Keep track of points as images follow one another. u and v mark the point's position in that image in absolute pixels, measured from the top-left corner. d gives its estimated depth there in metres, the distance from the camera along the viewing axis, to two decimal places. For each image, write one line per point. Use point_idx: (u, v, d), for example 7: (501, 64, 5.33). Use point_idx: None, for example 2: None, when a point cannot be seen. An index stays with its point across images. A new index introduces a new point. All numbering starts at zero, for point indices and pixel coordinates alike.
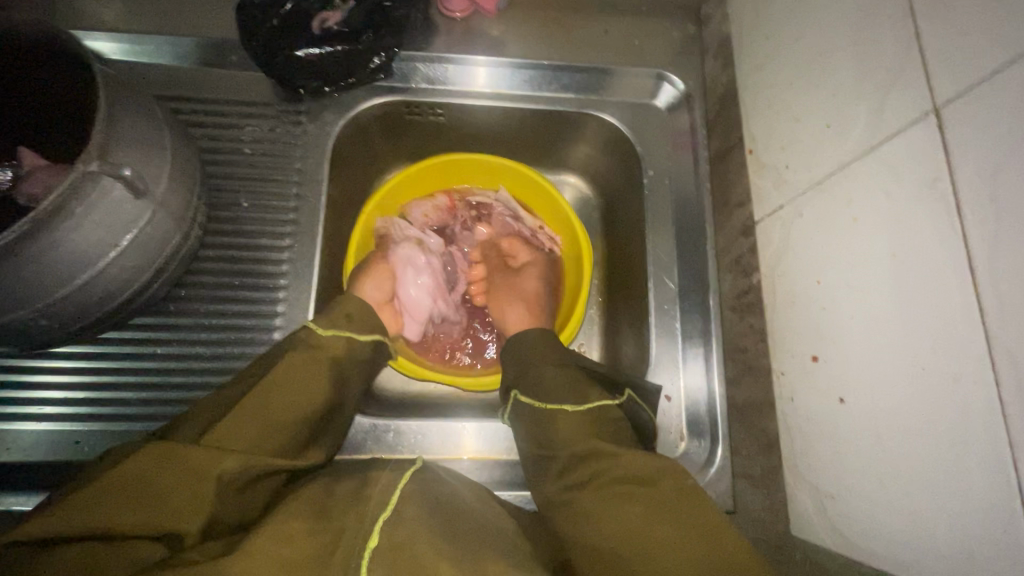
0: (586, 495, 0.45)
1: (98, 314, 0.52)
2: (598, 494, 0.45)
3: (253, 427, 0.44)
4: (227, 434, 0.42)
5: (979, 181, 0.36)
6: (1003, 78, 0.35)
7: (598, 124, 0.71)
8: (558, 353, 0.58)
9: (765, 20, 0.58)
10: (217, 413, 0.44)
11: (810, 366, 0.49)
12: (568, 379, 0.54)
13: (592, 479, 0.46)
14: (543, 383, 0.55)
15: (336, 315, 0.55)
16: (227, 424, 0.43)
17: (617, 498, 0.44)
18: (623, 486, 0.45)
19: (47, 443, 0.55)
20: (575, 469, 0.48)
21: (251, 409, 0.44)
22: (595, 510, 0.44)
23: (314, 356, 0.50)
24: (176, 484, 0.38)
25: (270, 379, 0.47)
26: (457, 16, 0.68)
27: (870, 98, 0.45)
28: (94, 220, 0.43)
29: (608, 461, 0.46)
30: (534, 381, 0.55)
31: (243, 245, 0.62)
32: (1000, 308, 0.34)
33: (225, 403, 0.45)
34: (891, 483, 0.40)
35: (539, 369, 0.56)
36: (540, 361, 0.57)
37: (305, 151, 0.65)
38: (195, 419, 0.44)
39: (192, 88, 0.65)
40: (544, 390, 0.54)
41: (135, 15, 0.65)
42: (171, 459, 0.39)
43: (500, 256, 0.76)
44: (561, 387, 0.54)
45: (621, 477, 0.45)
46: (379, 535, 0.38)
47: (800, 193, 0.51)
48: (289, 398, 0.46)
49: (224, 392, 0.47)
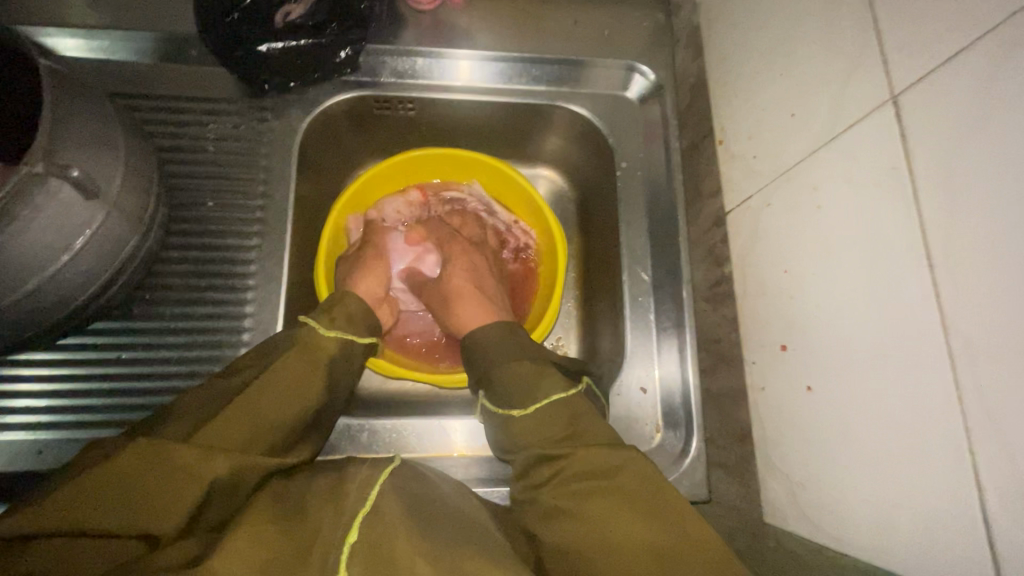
0: (551, 491, 0.46)
1: (53, 320, 0.50)
2: (564, 490, 0.45)
3: (244, 429, 0.43)
4: (217, 432, 0.42)
5: (933, 169, 0.36)
6: (956, 66, 0.35)
7: (570, 116, 0.70)
8: (517, 349, 0.57)
9: (732, 8, 0.58)
10: (210, 408, 0.43)
11: (779, 355, 0.49)
12: (530, 375, 0.54)
13: (555, 477, 0.46)
14: (499, 385, 0.54)
15: (332, 318, 0.54)
16: (217, 424, 0.42)
17: (576, 496, 0.44)
18: (586, 481, 0.45)
19: (8, 452, 0.53)
20: (536, 470, 0.48)
21: (241, 411, 0.43)
22: (562, 507, 0.44)
23: (308, 359, 0.49)
24: (159, 482, 0.38)
25: (264, 377, 0.46)
26: (423, 7, 0.66)
27: (833, 86, 0.45)
28: (43, 223, 0.42)
29: (570, 459, 0.46)
30: (495, 384, 0.55)
31: (209, 245, 0.61)
32: (956, 296, 0.34)
33: (218, 398, 0.44)
34: (855, 469, 0.41)
35: (496, 372, 0.55)
36: (500, 360, 0.56)
37: (270, 148, 0.64)
38: (183, 414, 0.43)
39: (152, 85, 0.63)
40: (506, 392, 0.53)
41: (90, 9, 0.63)
42: (155, 460, 0.38)
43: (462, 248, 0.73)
44: (519, 385, 0.53)
45: (581, 473, 0.45)
46: (357, 533, 0.37)
47: (768, 183, 0.51)
48: (278, 401, 0.45)
49: (211, 388, 0.46)
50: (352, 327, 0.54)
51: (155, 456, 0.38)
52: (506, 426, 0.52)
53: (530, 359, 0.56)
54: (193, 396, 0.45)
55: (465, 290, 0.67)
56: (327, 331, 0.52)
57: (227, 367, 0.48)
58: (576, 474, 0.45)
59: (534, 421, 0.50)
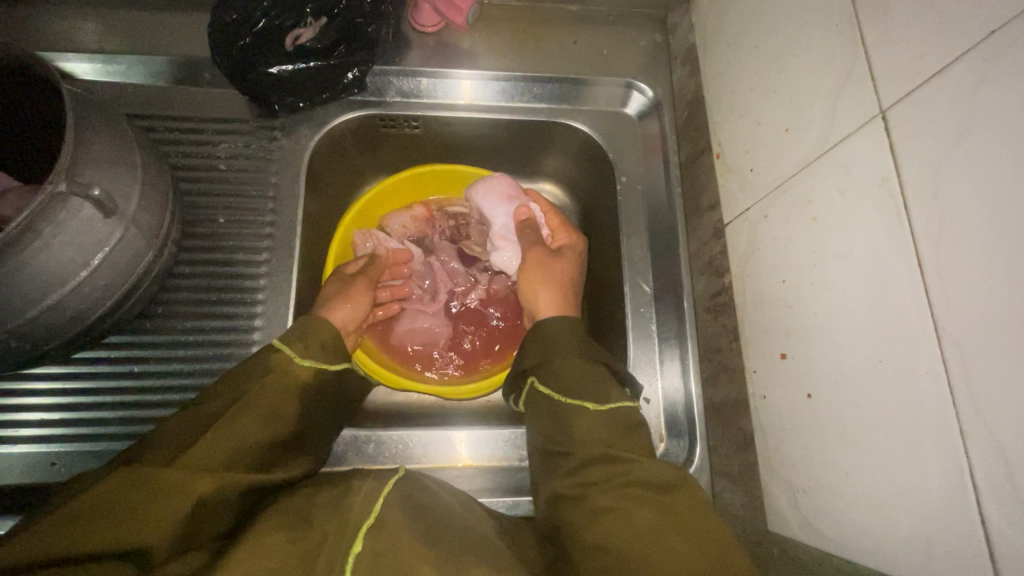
0: (600, 492, 0.45)
1: (70, 334, 0.51)
2: (614, 494, 0.45)
3: (228, 446, 0.43)
4: (198, 455, 0.42)
5: (922, 179, 0.37)
6: (940, 83, 0.37)
7: (571, 132, 0.72)
8: (585, 347, 0.57)
9: (727, 28, 0.60)
10: (190, 436, 0.43)
11: (779, 363, 0.50)
12: (595, 376, 0.54)
13: (606, 480, 0.46)
14: (566, 375, 0.54)
15: (307, 344, 0.53)
16: (196, 448, 0.42)
17: (626, 500, 0.44)
18: (632, 486, 0.45)
19: (22, 464, 0.55)
20: (587, 469, 0.48)
21: (223, 431, 0.43)
22: (612, 509, 0.44)
23: (286, 385, 0.49)
24: (153, 505, 0.38)
25: (244, 400, 0.46)
26: (428, 30, 0.69)
27: (824, 102, 0.46)
28: (64, 240, 0.44)
29: (626, 465, 0.47)
30: (556, 375, 0.54)
31: (220, 260, 0.62)
32: (948, 301, 0.35)
33: (199, 424, 0.44)
34: (856, 474, 0.41)
35: (563, 361, 0.55)
36: (567, 353, 0.56)
37: (280, 165, 0.65)
38: (166, 441, 0.43)
39: (167, 106, 0.66)
40: (570, 383, 0.53)
41: (108, 35, 0.66)
42: (143, 484, 0.39)
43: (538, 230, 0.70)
44: (587, 381, 0.53)
45: (632, 480, 0.45)
46: (361, 541, 0.38)
47: (764, 195, 0.53)
48: (259, 419, 0.46)
49: (190, 415, 0.45)
50: (324, 355, 0.53)
51: (139, 479, 0.39)
52: (560, 417, 0.52)
53: (595, 361, 0.55)
54: (177, 422, 0.45)
55: (563, 279, 0.66)
56: (303, 360, 0.52)
57: (228, 378, 0.49)
58: (629, 481, 0.45)
59: (598, 421, 0.50)
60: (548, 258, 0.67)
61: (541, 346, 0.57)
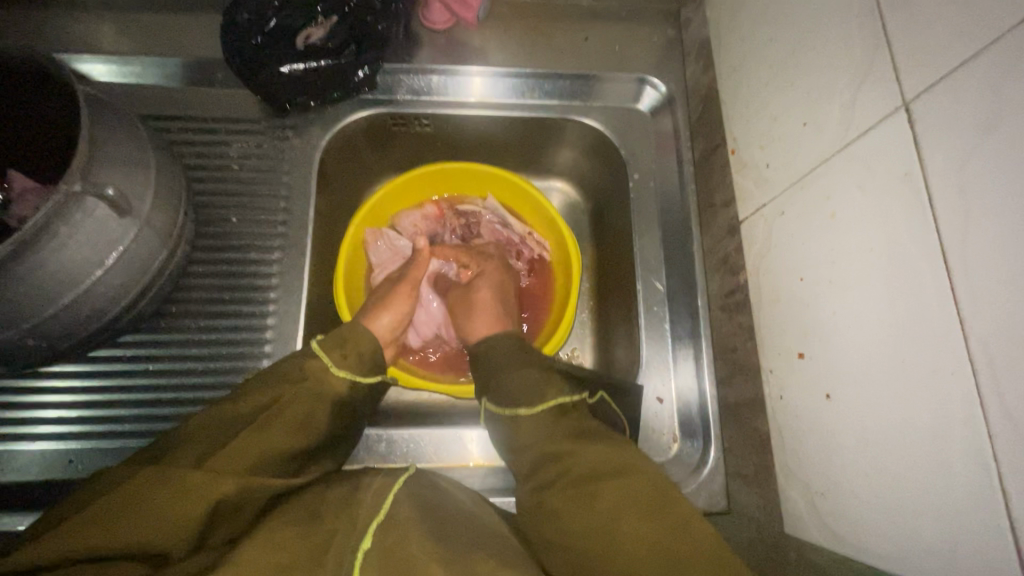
0: (557, 491, 0.46)
1: (87, 332, 0.52)
2: (566, 490, 0.45)
3: (254, 451, 0.43)
4: (226, 457, 0.42)
5: (946, 173, 0.36)
6: (967, 73, 0.35)
7: (581, 128, 0.71)
8: (528, 355, 0.59)
9: (742, 21, 0.59)
10: (217, 438, 0.43)
11: (797, 363, 0.49)
12: (533, 380, 0.55)
13: (559, 477, 0.46)
14: (506, 387, 0.55)
15: (345, 352, 0.53)
16: (228, 450, 0.42)
17: (583, 493, 0.44)
18: (587, 480, 0.45)
19: (41, 460, 0.55)
20: (541, 469, 0.48)
21: (254, 435, 0.44)
22: (567, 504, 0.44)
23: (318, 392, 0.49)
24: (173, 505, 0.38)
25: (276, 409, 0.46)
26: (439, 27, 0.68)
27: (845, 94, 0.45)
28: (80, 239, 0.44)
29: (572, 458, 0.47)
30: (500, 389, 0.56)
31: (233, 259, 0.62)
32: (974, 300, 0.34)
33: (228, 426, 0.44)
34: (879, 478, 0.40)
35: (500, 377, 0.57)
36: (513, 365, 0.58)
37: (292, 164, 0.66)
38: (192, 442, 0.43)
39: (182, 107, 0.66)
40: (509, 394, 0.54)
41: (123, 36, 0.66)
42: (164, 483, 0.39)
43: (479, 256, 0.74)
44: (525, 389, 0.54)
45: (586, 469, 0.46)
46: (370, 538, 0.38)
47: (780, 191, 0.52)
48: (286, 429, 0.46)
49: (219, 411, 0.46)
50: (362, 366, 0.54)
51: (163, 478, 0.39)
52: (513, 427, 0.52)
53: (535, 365, 0.57)
54: (194, 420, 0.45)
55: (486, 301, 0.68)
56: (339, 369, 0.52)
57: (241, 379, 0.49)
58: (581, 473, 0.46)
59: (545, 420, 0.51)
60: (466, 291, 0.70)
61: (486, 366, 0.60)
